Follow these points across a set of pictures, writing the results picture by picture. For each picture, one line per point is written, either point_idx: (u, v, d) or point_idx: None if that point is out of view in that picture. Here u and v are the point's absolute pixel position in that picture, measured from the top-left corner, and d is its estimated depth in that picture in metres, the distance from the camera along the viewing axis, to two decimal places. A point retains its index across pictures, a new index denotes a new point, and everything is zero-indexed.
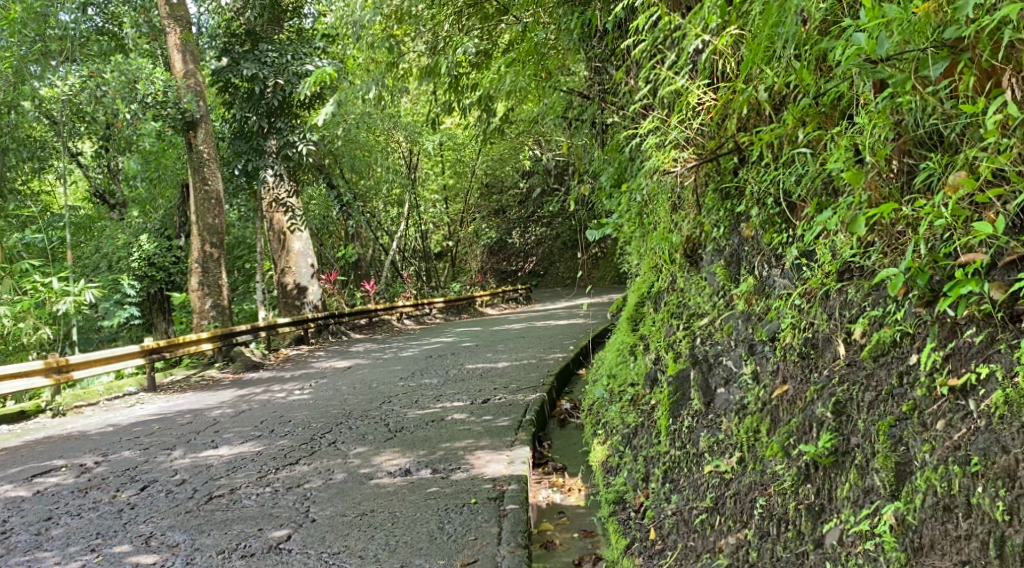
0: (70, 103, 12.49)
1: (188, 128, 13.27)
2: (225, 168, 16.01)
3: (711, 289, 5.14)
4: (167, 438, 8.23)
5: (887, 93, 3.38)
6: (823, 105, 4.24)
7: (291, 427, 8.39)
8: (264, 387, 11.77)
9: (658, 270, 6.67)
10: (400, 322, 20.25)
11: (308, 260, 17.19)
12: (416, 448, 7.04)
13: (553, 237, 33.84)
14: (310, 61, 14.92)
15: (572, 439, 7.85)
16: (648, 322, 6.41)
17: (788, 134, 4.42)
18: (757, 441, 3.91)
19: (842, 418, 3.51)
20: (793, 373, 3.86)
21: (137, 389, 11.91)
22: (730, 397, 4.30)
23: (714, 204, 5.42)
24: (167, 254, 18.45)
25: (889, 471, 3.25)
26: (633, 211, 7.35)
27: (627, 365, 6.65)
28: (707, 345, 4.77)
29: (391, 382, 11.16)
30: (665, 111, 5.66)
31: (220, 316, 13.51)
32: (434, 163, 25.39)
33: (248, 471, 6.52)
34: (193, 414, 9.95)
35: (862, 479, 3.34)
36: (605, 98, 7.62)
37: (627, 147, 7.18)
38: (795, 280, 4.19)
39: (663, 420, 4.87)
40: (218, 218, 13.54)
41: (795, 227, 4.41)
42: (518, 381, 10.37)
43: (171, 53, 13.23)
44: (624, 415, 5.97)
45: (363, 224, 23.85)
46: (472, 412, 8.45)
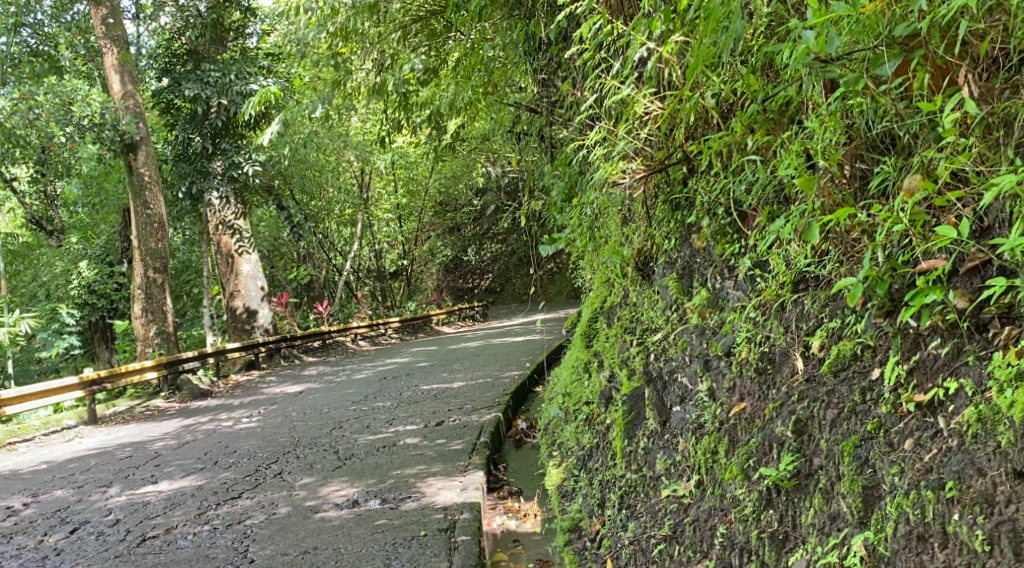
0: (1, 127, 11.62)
1: (128, 151, 12.92)
2: (169, 191, 15.46)
3: (664, 303, 4.99)
4: (104, 474, 8.09)
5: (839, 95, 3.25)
6: (772, 111, 4.11)
7: (236, 458, 8.18)
8: (210, 416, 11.39)
9: (611, 284, 6.51)
10: (354, 343, 19.90)
11: (257, 282, 16.78)
12: (365, 477, 6.80)
13: (510, 253, 33.55)
14: (254, 80, 14.52)
15: (528, 460, 7.62)
16: (600, 339, 6.23)
17: (736, 142, 4.29)
18: (715, 463, 3.73)
19: (804, 437, 3.34)
20: (750, 390, 3.69)
21: (76, 423, 11.50)
22: (686, 415, 4.11)
23: (664, 215, 5.27)
24: (108, 281, 17.88)
25: (856, 496, 3.08)
26: (584, 225, 7.22)
27: (582, 383, 6.45)
28: (661, 362, 4.58)
29: (343, 406, 10.85)
30: (612, 121, 5.51)
31: (165, 343, 13.08)
32: (387, 181, 25.11)
33: (187, 508, 6.48)
34: (134, 447, 9.60)
35: (828, 504, 3.16)
36: (553, 111, 7.47)
37: (575, 160, 7.03)
38: (748, 291, 4.02)
39: (618, 442, 4.68)
40: (161, 242, 13.14)
41: (747, 237, 4.27)
42: (473, 401, 10.12)
43: (109, 74, 12.79)
44: (580, 436, 5.77)
45: (314, 245, 23.51)
46: (426, 436, 8.20)
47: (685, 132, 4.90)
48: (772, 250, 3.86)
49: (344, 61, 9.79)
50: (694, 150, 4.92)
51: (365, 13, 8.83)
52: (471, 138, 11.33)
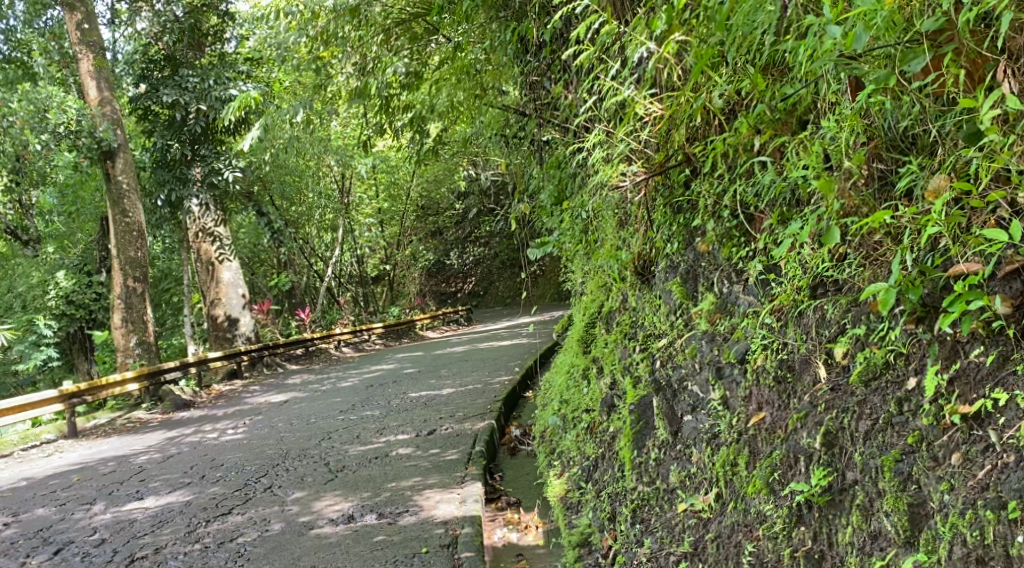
0: None
1: (105, 158, 12.69)
2: (148, 199, 15.28)
3: (667, 308, 4.87)
4: (87, 491, 7.95)
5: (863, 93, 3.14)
6: (781, 110, 4.02)
7: (223, 471, 8.01)
8: (194, 427, 11.19)
9: (608, 289, 6.38)
10: (338, 350, 19.70)
11: (239, 290, 16.54)
12: (359, 490, 6.67)
13: (492, 256, 33.30)
14: (233, 85, 14.37)
15: (524, 469, 7.49)
16: (599, 345, 6.12)
17: (742, 143, 4.19)
18: (735, 476, 3.70)
19: (835, 450, 3.33)
20: (771, 399, 3.66)
21: (55, 436, 11.27)
22: (699, 425, 4.06)
23: (665, 217, 5.14)
24: (87, 291, 17.81)
25: (902, 515, 3.07)
26: (577, 229, 7.15)
27: (581, 390, 6.34)
28: (669, 369, 4.50)
29: (331, 416, 10.67)
30: (610, 123, 5.38)
31: (146, 353, 12.84)
32: (367, 185, 24.90)
33: (175, 526, 6.38)
34: (117, 461, 9.43)
35: (867, 522, 3.16)
36: (542, 113, 7.35)
37: (569, 163, 6.94)
38: (761, 296, 3.93)
39: (626, 452, 4.58)
40: (140, 250, 12.92)
41: (755, 240, 4.17)
42: (464, 408, 9.97)
43: (85, 80, 12.54)
44: (582, 445, 5.67)
45: (296, 251, 23.28)
46: (418, 446, 8.05)
47: (687, 133, 4.79)
48: (791, 255, 3.66)
49: (326, 64, 9.62)
50: (697, 150, 4.80)
51: (346, 16, 8.65)
52: (456, 142, 11.20)
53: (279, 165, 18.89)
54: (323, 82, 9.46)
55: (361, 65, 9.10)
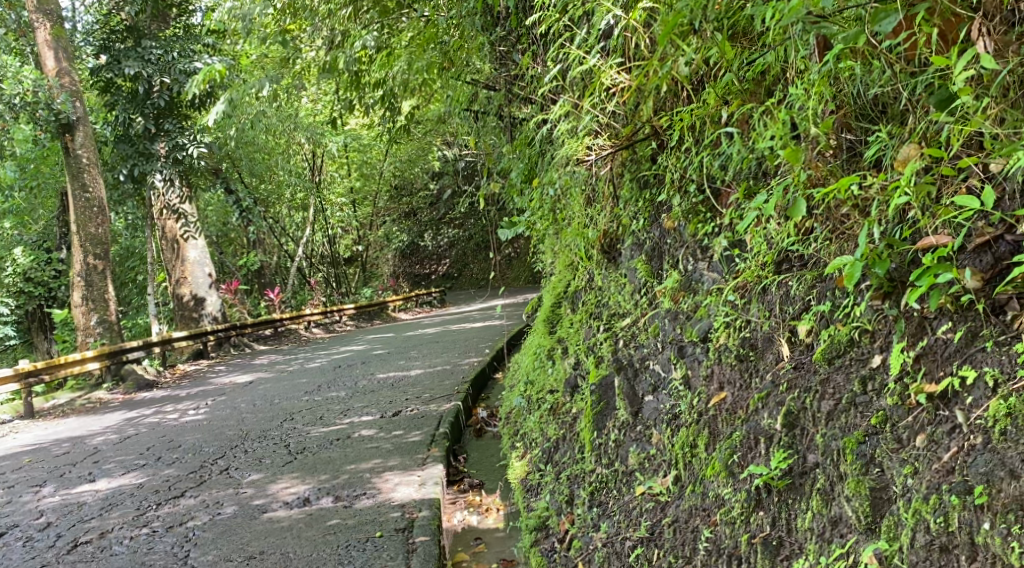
0: None
1: (64, 131, 12.35)
2: (111, 174, 14.99)
3: (632, 287, 4.73)
4: (38, 473, 7.75)
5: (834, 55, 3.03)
6: (750, 81, 3.93)
7: (180, 453, 7.82)
8: (155, 407, 10.96)
9: (575, 268, 6.25)
10: (307, 330, 19.44)
11: (205, 269, 16.23)
12: (317, 472, 6.50)
13: (467, 238, 33.09)
14: (199, 58, 14.08)
15: (489, 451, 7.36)
16: (564, 325, 5.99)
17: (710, 114, 4.09)
18: (695, 458, 3.58)
19: (796, 432, 3.21)
20: (733, 379, 3.53)
21: (11, 416, 11.03)
22: (660, 405, 3.93)
23: (632, 192, 5.01)
24: (46, 268, 17.51)
25: (863, 499, 2.94)
26: (546, 207, 7.02)
27: (546, 371, 6.22)
28: (631, 348, 4.35)
29: (294, 396, 10.48)
30: (577, 94, 5.26)
31: (107, 332, 12.57)
32: (339, 164, 24.63)
33: (125, 509, 6.21)
34: (73, 442, 9.21)
35: (828, 507, 3.03)
36: (512, 89, 7.22)
37: (537, 138, 6.81)
38: (725, 273, 3.80)
39: (586, 433, 4.45)
40: (101, 227, 12.59)
41: (721, 215, 4.05)
42: (430, 389, 9.82)
43: (42, 50, 12.20)
44: (544, 426, 5.54)
45: (265, 230, 22.98)
46: (382, 427, 7.89)
47: (654, 104, 4.68)
48: (753, 229, 3.58)
49: (293, 38, 9.39)
50: (665, 123, 4.69)
51: None
52: (426, 120, 10.99)
53: (247, 142, 18.57)
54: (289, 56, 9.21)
55: (329, 38, 8.86)
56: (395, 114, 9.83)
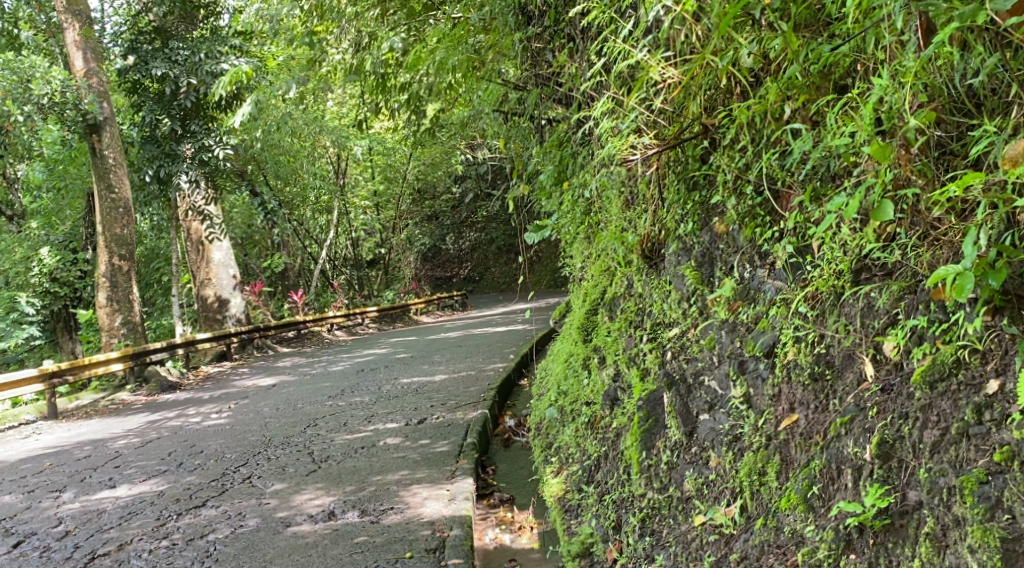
0: None
1: (90, 131, 12.20)
2: (137, 175, 14.82)
3: (678, 295, 4.43)
4: (58, 477, 7.55)
5: (942, 40, 2.83)
6: (814, 76, 3.62)
7: (202, 459, 7.59)
8: (177, 410, 10.75)
9: (611, 273, 5.92)
10: (330, 333, 19.25)
11: (229, 270, 16.05)
12: (341, 483, 6.24)
13: (488, 242, 32.76)
14: (225, 60, 13.82)
15: (518, 463, 7.05)
16: (600, 334, 5.68)
17: (772, 109, 3.79)
18: (763, 487, 3.44)
19: (892, 464, 3.05)
20: (808, 399, 3.38)
21: (35, 417, 10.88)
22: (718, 426, 3.76)
23: (679, 193, 4.69)
24: (72, 268, 17.37)
25: (993, 550, 2.74)
26: (579, 210, 6.82)
27: (581, 382, 5.92)
28: (683, 362, 4.14)
29: (318, 401, 10.24)
30: (621, 90, 4.95)
31: (131, 333, 12.40)
32: (364, 168, 24.36)
33: (145, 519, 5.98)
34: (94, 445, 9.02)
35: (941, 555, 2.85)
36: (546, 87, 6.94)
37: (574, 140, 6.59)
38: (790, 281, 3.58)
39: (633, 453, 4.27)
40: (127, 228, 12.43)
41: (782, 220, 3.76)
42: (455, 396, 9.52)
43: (70, 51, 12.08)
44: (582, 442, 5.26)
45: (289, 233, 22.84)
46: (407, 436, 7.61)
47: (704, 101, 4.37)
48: (829, 235, 3.41)
49: (321, 40, 9.06)
50: (716, 121, 4.37)
51: None
52: (452, 123, 10.71)
53: (273, 144, 18.49)
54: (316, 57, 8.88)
55: (356, 40, 8.55)
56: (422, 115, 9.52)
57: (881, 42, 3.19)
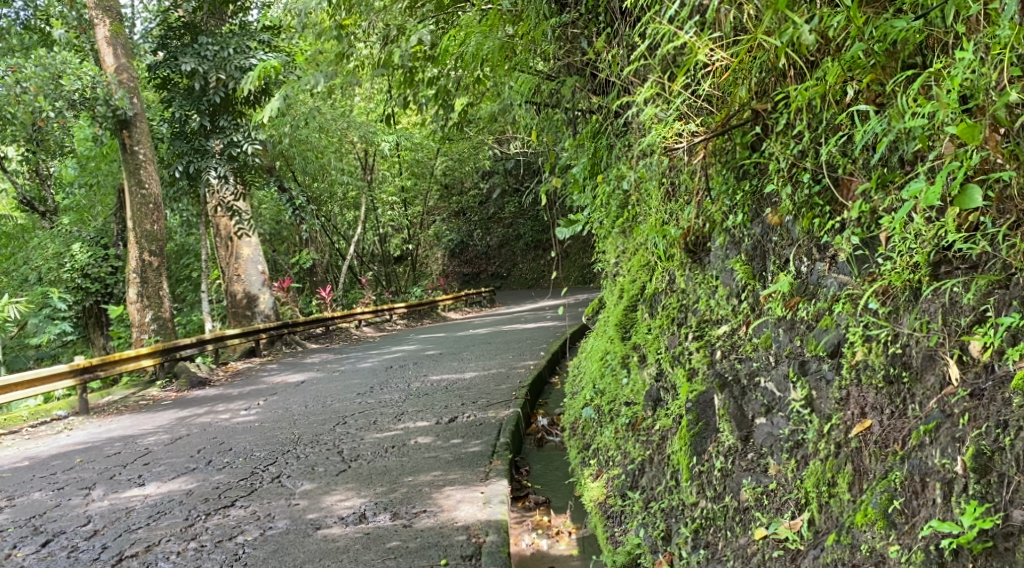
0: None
1: (121, 127, 12.12)
2: (167, 171, 14.78)
3: (725, 290, 4.23)
4: (87, 474, 7.45)
5: None
6: (880, 54, 3.39)
7: (231, 456, 7.44)
8: (207, 406, 10.64)
9: (650, 268, 5.68)
10: (358, 329, 19.17)
11: (259, 266, 15.96)
12: (372, 483, 6.06)
13: (516, 237, 32.14)
14: (253, 55, 13.62)
15: (552, 464, 6.83)
16: (640, 331, 5.45)
17: (833, 89, 3.57)
18: (833, 498, 3.26)
19: (991, 480, 2.83)
20: (881, 404, 3.21)
21: (67, 413, 10.83)
22: (777, 431, 3.59)
23: (728, 184, 4.45)
24: (103, 264, 17.21)
25: None
26: (616, 203, 6.62)
27: (619, 381, 5.70)
28: (736, 362, 3.94)
29: (347, 398, 10.08)
30: (666, 75, 4.75)
31: (162, 329, 12.31)
32: (391, 164, 24.14)
33: (173, 518, 5.83)
34: (124, 441, 8.92)
35: None
36: (583, 76, 6.71)
37: (612, 131, 6.44)
38: (855, 275, 3.39)
39: (682, 458, 4.08)
40: (157, 223, 12.31)
41: (845, 211, 3.54)
42: (485, 394, 9.31)
43: (101, 46, 12.02)
44: (622, 444, 5.05)
45: (318, 229, 22.76)
46: (439, 434, 7.43)
47: (756, 83, 4.15)
48: (904, 226, 3.20)
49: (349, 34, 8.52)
50: (769, 105, 4.13)
51: None
52: (481, 119, 10.48)
53: (300, 140, 18.51)
54: (346, 51, 8.48)
55: (384, 33, 8.28)
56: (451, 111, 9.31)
57: (961, 15, 3.09)
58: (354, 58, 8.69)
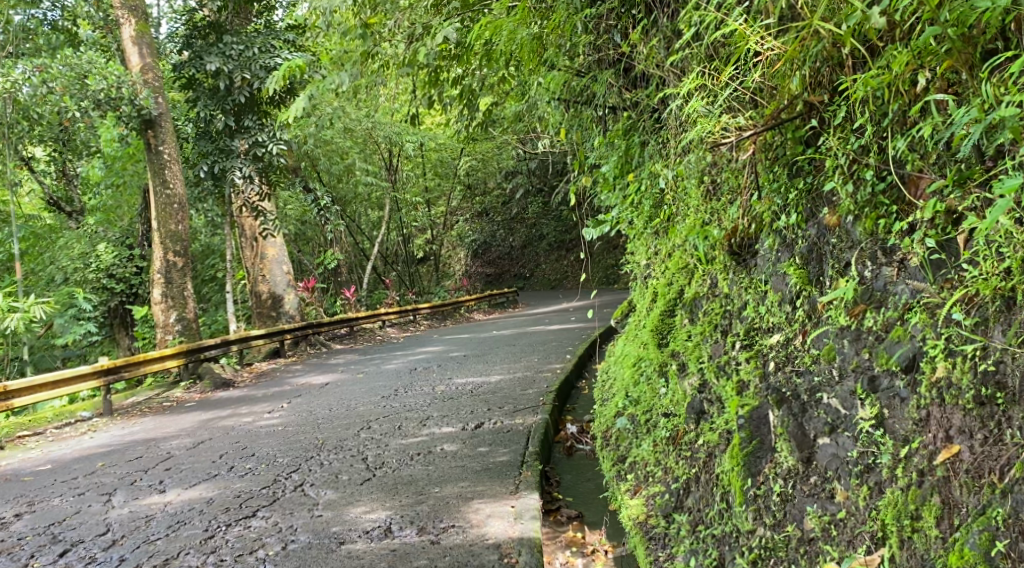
0: (14, 102, 10.96)
1: (146, 128, 11.96)
2: (192, 172, 14.64)
3: (778, 296, 4.02)
4: (108, 479, 7.25)
5: None
6: (955, 39, 3.18)
7: (253, 463, 7.22)
8: (231, 409, 10.43)
9: (690, 271, 5.36)
10: (383, 329, 19.01)
11: (284, 266, 15.79)
12: (398, 494, 5.82)
13: (539, 238, 31.57)
14: (279, 53, 13.48)
15: (584, 474, 6.56)
16: (678, 338, 5.14)
17: (904, 78, 3.37)
18: (917, 534, 3.15)
19: None
20: (971, 427, 3.09)
21: (92, 414, 10.68)
22: (844, 452, 3.47)
23: (780, 182, 4.15)
24: (128, 264, 16.94)
25: None
26: (650, 203, 6.37)
27: (656, 390, 5.41)
28: (797, 378, 3.76)
29: (370, 402, 9.85)
30: (714, 64, 4.51)
31: (186, 330, 12.12)
32: (416, 164, 23.76)
33: (194, 528, 5.60)
34: (147, 445, 8.73)
35: None
36: (620, 72, 6.42)
37: (649, 130, 6.21)
38: (929, 280, 3.29)
39: (734, 479, 3.89)
40: (181, 224, 12.15)
41: (915, 211, 3.37)
42: (511, 399, 9.03)
43: (126, 46, 11.90)
44: (662, 458, 4.78)
45: (343, 228, 22.63)
46: (466, 441, 7.17)
47: (809, 75, 3.86)
48: (999, 235, 3.07)
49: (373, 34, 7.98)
50: (826, 96, 3.85)
51: None
52: (506, 119, 10.20)
53: (325, 140, 18.44)
54: (371, 51, 8.04)
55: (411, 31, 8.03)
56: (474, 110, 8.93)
57: None
58: (379, 58, 8.25)
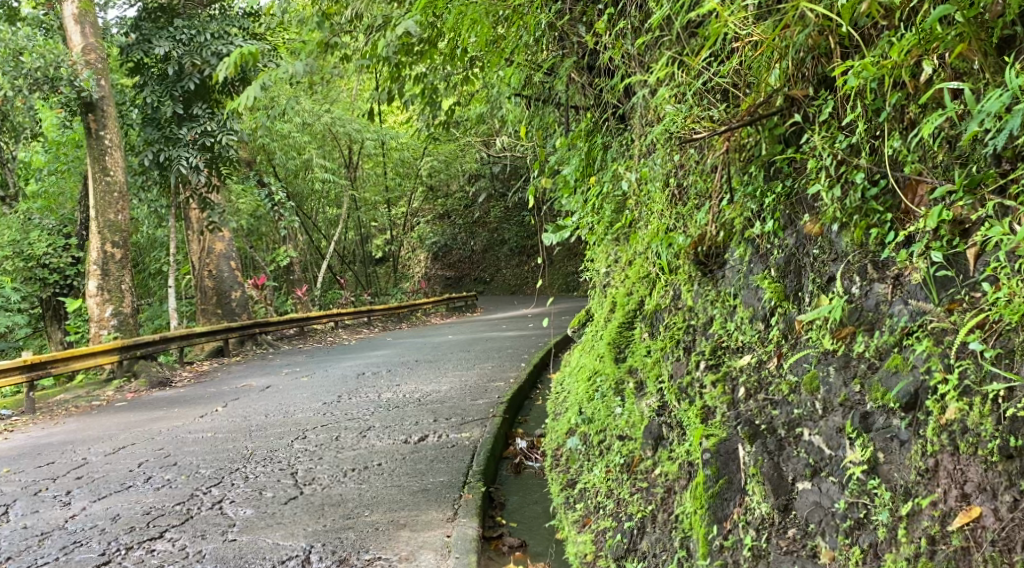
0: None
1: (86, 111, 11.24)
2: (137, 160, 13.86)
3: (749, 312, 3.58)
4: (11, 488, 6.58)
5: None
6: (965, 23, 2.84)
7: (173, 475, 6.60)
8: (162, 411, 9.76)
9: (651, 281, 4.89)
10: (334, 331, 18.37)
11: (231, 261, 15.10)
12: (323, 517, 5.28)
13: (500, 242, 30.95)
14: (233, 40, 12.93)
15: (531, 496, 6.00)
16: (637, 353, 4.68)
17: (907, 66, 3.01)
18: None
19: None
20: (994, 485, 2.71)
21: (11, 413, 9.94)
22: (829, 501, 3.05)
23: (755, 185, 3.68)
24: (63, 254, 16.06)
25: None
26: (610, 208, 5.90)
27: (608, 409, 4.92)
28: (776, 411, 3.32)
29: (310, 409, 9.23)
30: (687, 53, 4.06)
31: (122, 326, 11.37)
32: (375, 163, 23.06)
33: (93, 550, 5.02)
34: (63, 449, 8.05)
35: None
36: (585, 67, 5.95)
37: (615, 130, 5.77)
38: (936, 301, 2.93)
39: (696, 523, 3.45)
40: (121, 214, 11.42)
41: (915, 219, 3.01)
42: (460, 410, 8.48)
43: (68, 24, 11.17)
44: (614, 487, 4.30)
45: (298, 225, 21.93)
46: (407, 457, 6.63)
47: (790, 66, 3.43)
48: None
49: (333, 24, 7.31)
50: (811, 89, 3.41)
51: None
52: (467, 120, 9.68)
53: (281, 134, 17.76)
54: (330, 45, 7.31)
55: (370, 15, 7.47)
56: (436, 111, 8.34)
57: None
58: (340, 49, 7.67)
